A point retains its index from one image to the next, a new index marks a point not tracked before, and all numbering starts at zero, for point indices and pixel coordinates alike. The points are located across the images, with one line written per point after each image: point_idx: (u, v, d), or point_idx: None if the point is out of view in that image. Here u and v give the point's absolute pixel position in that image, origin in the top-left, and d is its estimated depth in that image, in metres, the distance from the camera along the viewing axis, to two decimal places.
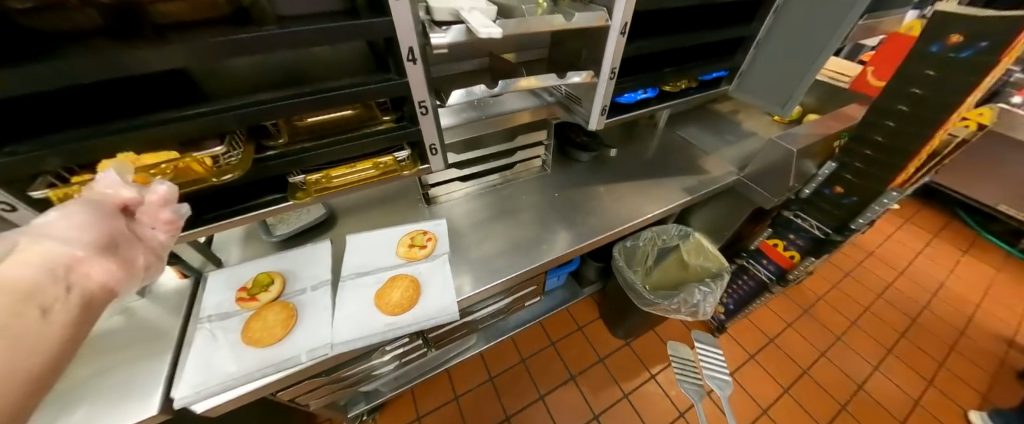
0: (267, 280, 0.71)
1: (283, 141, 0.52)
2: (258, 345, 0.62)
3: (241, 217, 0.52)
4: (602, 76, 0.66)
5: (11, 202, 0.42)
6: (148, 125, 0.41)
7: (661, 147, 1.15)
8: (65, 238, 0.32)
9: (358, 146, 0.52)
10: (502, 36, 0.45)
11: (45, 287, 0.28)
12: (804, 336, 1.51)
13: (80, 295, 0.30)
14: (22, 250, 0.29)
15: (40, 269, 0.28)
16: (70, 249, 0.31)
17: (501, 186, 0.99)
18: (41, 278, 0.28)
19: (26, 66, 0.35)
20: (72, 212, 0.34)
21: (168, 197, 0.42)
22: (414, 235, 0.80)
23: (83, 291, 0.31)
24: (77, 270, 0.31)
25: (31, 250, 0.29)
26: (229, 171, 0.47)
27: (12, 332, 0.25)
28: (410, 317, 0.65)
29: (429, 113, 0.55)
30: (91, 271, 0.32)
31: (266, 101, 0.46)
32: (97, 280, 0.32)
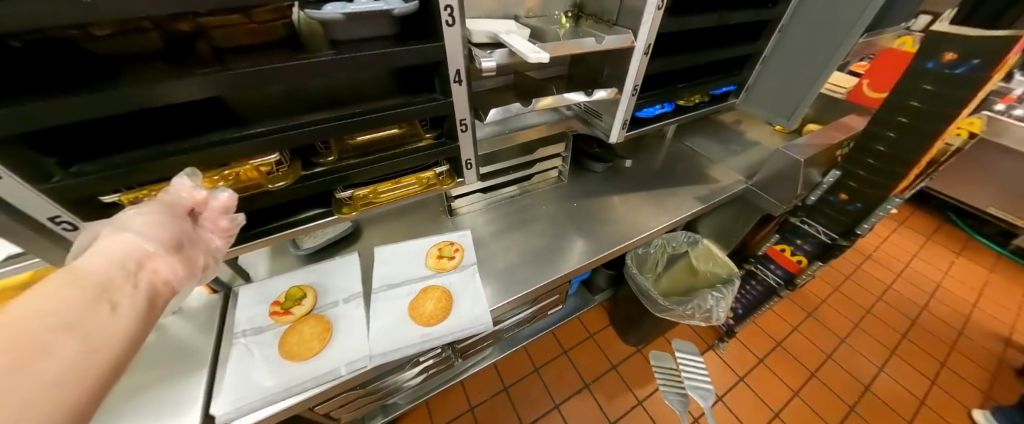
0: (299, 293, 0.71)
1: (332, 158, 0.53)
2: (296, 359, 0.62)
3: (284, 233, 0.53)
4: (625, 92, 0.70)
5: (73, 221, 0.42)
6: (212, 146, 0.43)
7: (671, 157, 1.19)
8: (139, 236, 0.36)
9: (403, 162, 0.54)
10: (550, 60, 0.48)
11: (113, 282, 0.31)
12: (811, 339, 1.54)
13: (147, 289, 0.34)
14: (105, 243, 0.34)
15: (113, 264, 0.32)
16: (139, 246, 0.35)
17: (519, 197, 1.01)
18: (112, 272, 0.32)
19: (103, 93, 0.36)
20: (149, 211, 0.38)
21: (228, 205, 0.44)
22: (442, 246, 0.82)
23: (149, 285, 0.34)
24: (146, 266, 0.35)
25: (111, 243, 0.34)
26: (279, 179, 0.50)
27: (97, 331, 0.27)
28: (445, 327, 0.66)
29: (468, 130, 0.57)
30: (158, 269, 0.36)
31: (322, 122, 0.48)
32: (160, 279, 0.36)
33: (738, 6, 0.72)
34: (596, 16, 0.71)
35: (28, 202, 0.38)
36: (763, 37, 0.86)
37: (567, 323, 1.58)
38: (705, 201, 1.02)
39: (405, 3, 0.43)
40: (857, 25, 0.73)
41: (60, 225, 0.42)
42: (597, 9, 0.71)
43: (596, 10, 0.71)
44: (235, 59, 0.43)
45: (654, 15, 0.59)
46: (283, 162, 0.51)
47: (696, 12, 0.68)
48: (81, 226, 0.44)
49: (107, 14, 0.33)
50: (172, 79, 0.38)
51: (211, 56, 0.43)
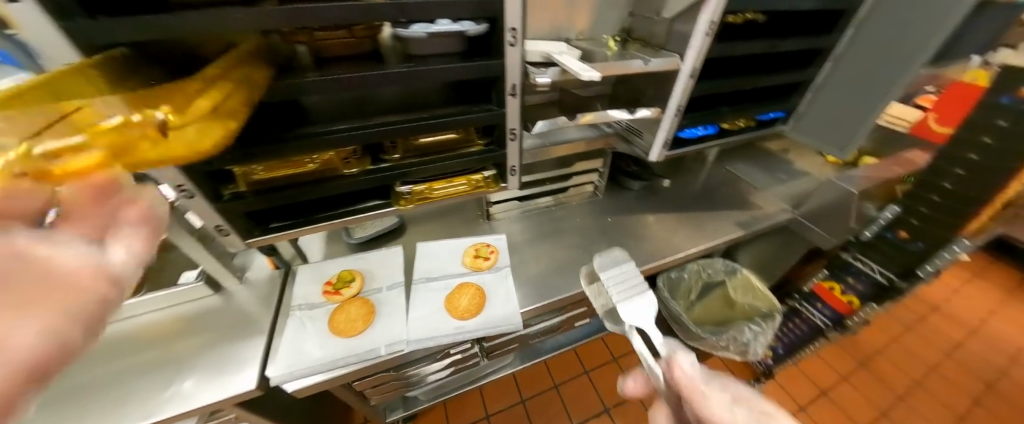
0: (349, 276, 0.77)
1: (397, 156, 0.60)
2: (342, 336, 0.67)
3: (348, 218, 0.60)
4: (668, 112, 0.72)
5: (193, 192, 0.47)
6: (304, 137, 0.49)
7: (711, 181, 1.17)
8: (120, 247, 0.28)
9: (457, 164, 0.60)
10: (600, 78, 0.52)
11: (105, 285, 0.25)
12: (862, 392, 1.40)
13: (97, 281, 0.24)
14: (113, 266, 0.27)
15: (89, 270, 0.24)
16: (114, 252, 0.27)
17: (553, 208, 1.04)
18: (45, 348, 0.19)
19: None
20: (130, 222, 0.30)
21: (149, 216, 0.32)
22: (478, 246, 0.87)
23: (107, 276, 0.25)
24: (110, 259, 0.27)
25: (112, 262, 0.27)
26: (353, 166, 0.57)
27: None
28: (476, 322, 0.70)
29: (517, 139, 0.62)
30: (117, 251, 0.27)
31: (394, 123, 0.54)
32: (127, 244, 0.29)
33: (789, 35, 0.73)
34: (644, 40, 0.75)
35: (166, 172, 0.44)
36: (815, 66, 0.86)
37: (591, 343, 1.55)
38: (745, 227, 1.00)
39: (477, 26, 0.50)
40: (918, 56, 0.72)
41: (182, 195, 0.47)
42: (645, 34, 0.75)
43: (644, 35, 0.75)
44: (330, 67, 0.50)
45: (702, 40, 0.61)
46: (356, 156, 0.58)
47: (744, 40, 0.70)
48: (199, 197, 0.49)
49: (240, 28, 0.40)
50: (282, 79, 0.46)
51: (311, 63, 0.51)
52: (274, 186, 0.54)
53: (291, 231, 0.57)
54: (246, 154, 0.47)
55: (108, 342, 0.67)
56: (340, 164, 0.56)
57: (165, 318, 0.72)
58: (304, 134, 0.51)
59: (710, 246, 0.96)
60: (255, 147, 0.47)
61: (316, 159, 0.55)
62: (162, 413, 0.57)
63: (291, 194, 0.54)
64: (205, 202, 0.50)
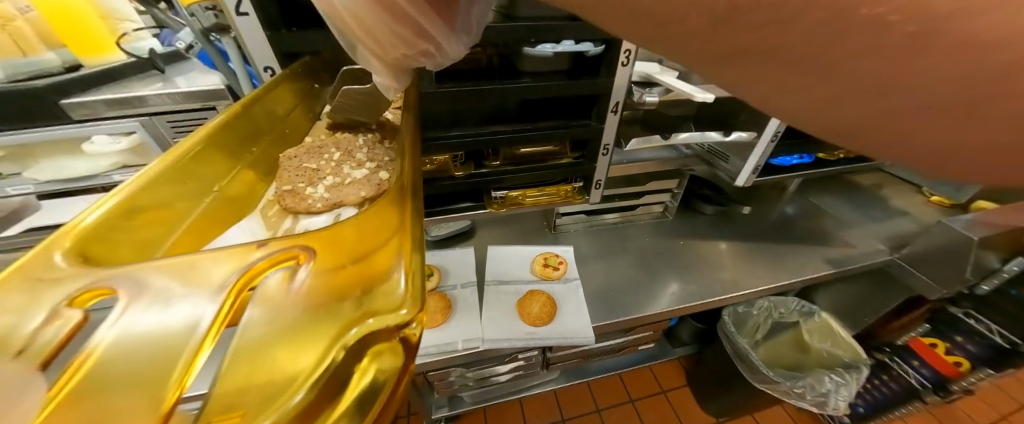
0: (428, 270, 0.82)
1: (496, 163, 0.64)
2: (422, 326, 0.71)
3: (446, 217, 0.65)
4: (763, 137, 0.70)
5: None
6: (425, 140, 0.55)
7: (793, 214, 1.09)
8: None
9: (550, 174, 0.64)
10: (717, 100, 0.54)
11: None
12: None
13: None
14: None
15: None
16: None
17: (619, 225, 1.02)
18: None
19: None
20: None
21: None
22: (547, 256, 0.87)
23: None
24: None
25: None
26: (460, 170, 0.62)
27: None
28: (548, 330, 0.71)
29: (609, 154, 0.64)
30: None
31: (501, 133, 0.58)
32: None
33: None
34: None
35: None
36: None
37: (638, 371, 1.48)
38: (836, 266, 0.92)
39: (597, 47, 0.53)
40: None
41: None
42: None
43: None
44: (453, 77, 0.55)
45: None
46: (460, 160, 0.63)
47: None
48: None
49: None
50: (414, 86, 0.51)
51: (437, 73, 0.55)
52: None
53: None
54: None
55: None
56: (450, 167, 0.61)
57: None
58: (424, 136, 0.55)
59: (791, 281, 0.90)
60: None
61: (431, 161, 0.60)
62: None
63: None
64: None
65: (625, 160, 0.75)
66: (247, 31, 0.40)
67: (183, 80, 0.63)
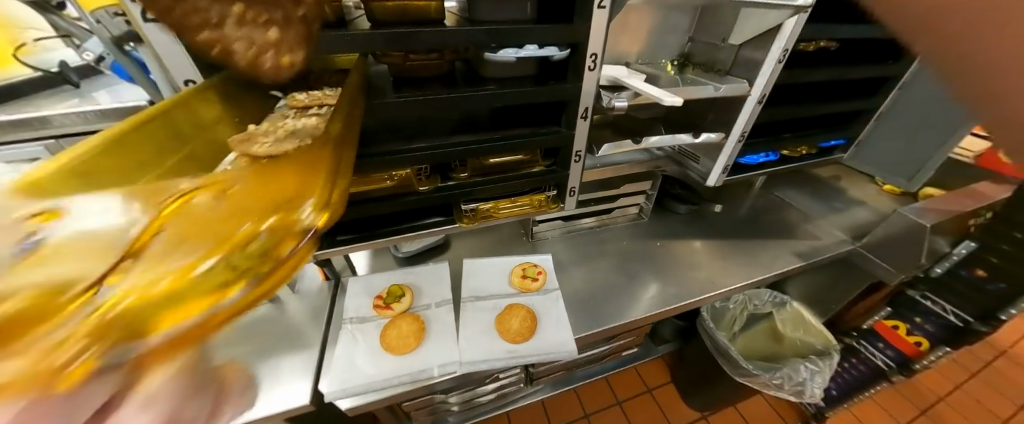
0: (399, 291, 0.77)
1: (465, 175, 0.60)
2: (395, 353, 0.67)
3: (414, 234, 0.60)
4: (731, 137, 0.71)
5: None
6: (385, 154, 0.51)
7: (763, 209, 1.11)
8: None
9: (523, 184, 0.61)
10: (684, 104, 0.51)
11: None
12: None
13: None
14: None
15: None
16: None
17: (597, 229, 1.01)
18: None
19: None
20: None
21: None
22: (526, 266, 0.84)
23: None
24: None
25: None
26: (425, 184, 0.58)
27: None
28: (529, 347, 0.68)
29: (581, 160, 0.62)
30: None
31: (467, 143, 0.55)
32: None
33: (860, 64, 0.72)
34: (705, 66, 0.74)
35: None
36: (879, 95, 0.83)
37: (623, 372, 1.48)
38: (806, 258, 0.94)
39: (562, 51, 0.51)
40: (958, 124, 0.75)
41: None
42: (707, 59, 0.74)
43: (705, 60, 0.75)
44: (411, 87, 0.50)
45: (773, 67, 0.61)
46: (426, 173, 0.59)
47: (814, 68, 0.68)
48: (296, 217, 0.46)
49: (339, 49, 0.40)
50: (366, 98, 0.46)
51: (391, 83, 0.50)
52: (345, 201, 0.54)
53: (358, 245, 0.58)
54: None
55: None
56: (417, 182, 0.57)
57: None
58: (384, 152, 0.51)
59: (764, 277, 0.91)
60: None
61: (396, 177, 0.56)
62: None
63: (362, 210, 0.54)
64: None
65: (599, 164, 0.73)
66: (155, 39, 0.35)
67: (104, 98, 0.55)
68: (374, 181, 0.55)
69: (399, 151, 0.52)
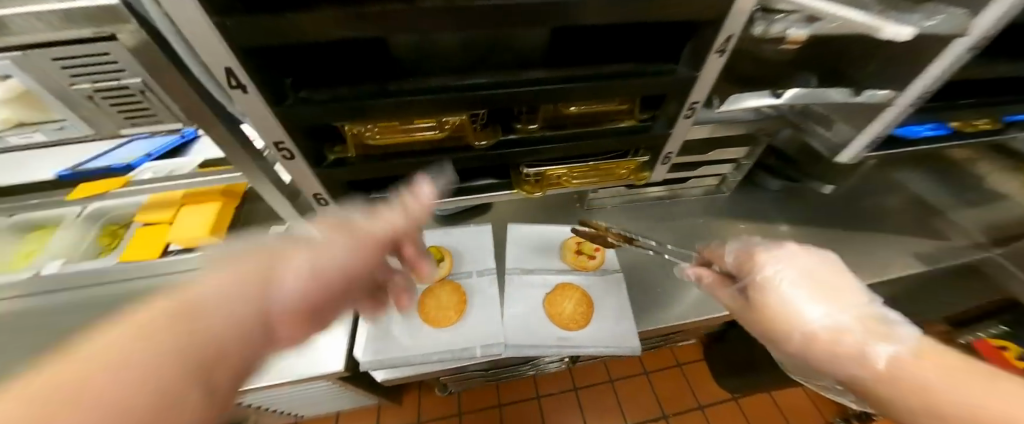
0: (437, 255, 0.68)
1: (531, 126, 0.46)
2: (434, 325, 0.60)
3: (464, 199, 0.50)
4: (899, 101, 0.48)
5: (293, 151, 0.39)
6: (433, 92, 0.37)
7: (879, 194, 0.89)
8: None
9: (607, 144, 0.46)
10: (916, 40, 0.33)
11: None
12: None
13: None
14: None
15: None
16: None
17: (666, 201, 0.82)
18: None
19: None
20: None
21: None
22: (581, 239, 0.72)
23: None
24: None
25: None
26: (484, 136, 0.45)
27: None
28: (583, 336, 0.59)
29: (692, 116, 0.46)
30: None
31: (545, 83, 0.39)
32: None
33: None
34: None
35: (259, 119, 0.35)
36: None
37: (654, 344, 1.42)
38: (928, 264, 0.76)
39: None
40: None
41: (281, 153, 0.39)
42: None
43: None
44: None
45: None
46: (483, 122, 0.45)
47: None
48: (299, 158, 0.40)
49: None
50: None
51: None
52: (383, 152, 0.43)
53: (400, 207, 0.48)
54: (361, 107, 0.36)
55: None
56: (472, 134, 0.44)
57: None
58: (433, 89, 0.37)
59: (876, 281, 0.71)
60: (378, 100, 0.36)
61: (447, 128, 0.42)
62: (260, 382, 0.58)
63: (405, 165, 0.43)
64: (304, 165, 0.41)
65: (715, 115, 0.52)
66: None
67: None
68: (416, 127, 0.42)
69: (455, 88, 0.38)
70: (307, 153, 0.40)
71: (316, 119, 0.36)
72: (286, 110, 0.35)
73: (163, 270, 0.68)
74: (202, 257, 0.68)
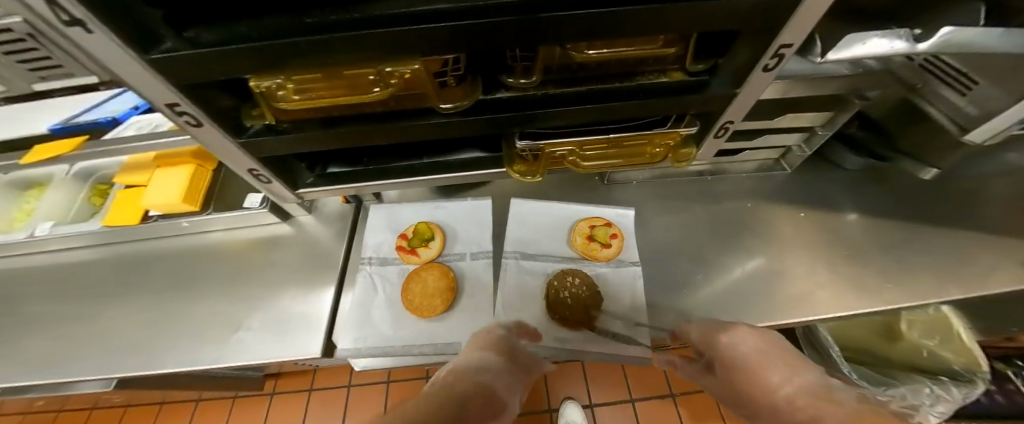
0: (427, 233, 0.60)
1: (528, 80, 0.33)
2: (419, 315, 0.53)
3: (444, 177, 0.40)
4: None
5: (196, 116, 0.30)
6: (369, 27, 0.25)
7: (1017, 177, 0.65)
8: None
9: (628, 108, 0.34)
10: None
11: None
12: None
13: None
14: None
15: None
16: None
17: (705, 176, 0.68)
18: None
19: None
20: None
21: None
22: (596, 223, 0.61)
23: None
24: None
25: None
26: (455, 99, 0.33)
27: None
28: (586, 339, 0.51)
29: (775, 67, 0.31)
30: None
31: (544, 13, 0.25)
32: None
33: None
34: None
35: (131, 74, 0.25)
36: None
37: None
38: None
39: None
40: None
41: (182, 118, 0.30)
42: None
43: None
44: None
45: None
46: (459, 72, 0.32)
47: None
48: (207, 124, 0.31)
49: None
50: None
51: None
52: (329, 115, 0.35)
53: (370, 185, 0.40)
54: (271, 50, 0.25)
55: (189, 252, 0.64)
56: (433, 94, 0.32)
57: (233, 242, 0.65)
58: (372, 24, 0.25)
59: (972, 296, 0.56)
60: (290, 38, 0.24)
61: (391, 82, 0.30)
62: (235, 361, 0.53)
63: (352, 135, 0.35)
64: (219, 130, 0.32)
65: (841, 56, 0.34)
66: None
67: None
68: (348, 83, 0.30)
69: (404, 19, 0.25)
70: (220, 117, 0.31)
71: (211, 68, 0.26)
72: (163, 59, 0.24)
73: (142, 235, 0.64)
74: (179, 224, 0.63)
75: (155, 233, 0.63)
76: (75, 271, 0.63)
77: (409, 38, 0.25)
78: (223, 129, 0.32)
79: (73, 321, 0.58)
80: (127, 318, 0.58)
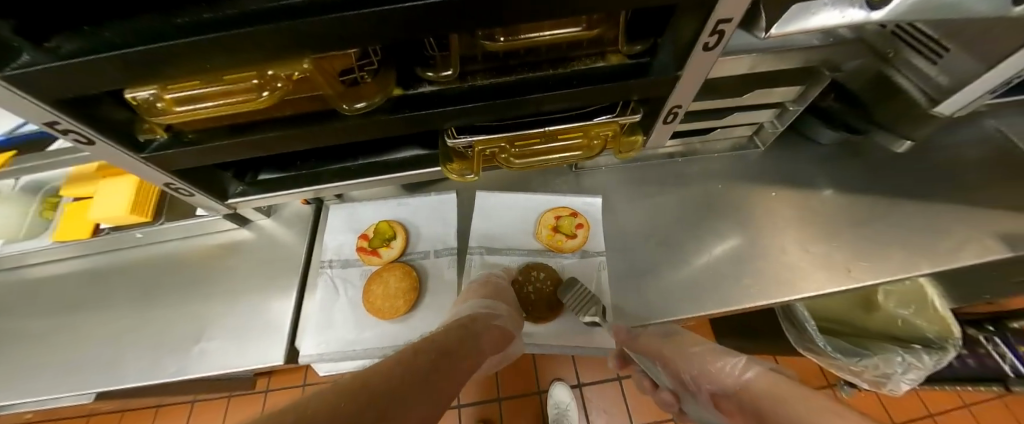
0: (388, 232, 0.58)
1: (449, 73, 0.30)
2: (380, 317, 0.52)
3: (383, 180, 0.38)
4: None
5: (82, 132, 0.28)
6: (240, 27, 0.22)
7: (998, 145, 0.63)
8: None
9: (558, 98, 0.31)
10: None
11: None
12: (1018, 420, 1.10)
13: None
14: None
15: None
16: None
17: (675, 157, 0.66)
18: None
19: None
20: None
21: None
22: (561, 214, 0.59)
23: None
24: None
25: None
26: (361, 97, 0.30)
27: None
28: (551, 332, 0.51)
29: (714, 47, 0.28)
30: None
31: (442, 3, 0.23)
32: None
33: None
34: None
35: None
36: None
37: None
38: (1016, 249, 0.55)
39: None
40: None
41: (68, 134, 0.28)
42: None
43: None
44: None
45: None
46: (372, 67, 0.30)
47: None
48: (97, 139, 0.29)
49: None
50: None
51: None
52: (235, 122, 0.33)
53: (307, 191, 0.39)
54: (137, 60, 0.22)
55: (146, 264, 0.62)
56: (335, 95, 0.30)
57: (192, 250, 0.63)
58: (243, 23, 0.22)
59: (941, 269, 0.55)
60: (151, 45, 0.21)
61: (279, 85, 0.28)
62: (199, 372, 0.53)
63: (266, 141, 0.33)
64: (112, 144, 0.30)
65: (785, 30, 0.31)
66: None
67: None
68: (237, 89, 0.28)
69: (280, 14, 0.22)
70: (110, 130, 0.29)
71: (75, 82, 0.23)
72: (14, 75, 0.22)
73: (95, 248, 0.62)
74: (134, 236, 0.60)
75: (108, 246, 0.61)
76: (30, 288, 0.61)
77: (288, 37, 0.23)
78: (117, 142, 0.30)
79: (33, 340, 0.57)
80: (87, 334, 0.57)
